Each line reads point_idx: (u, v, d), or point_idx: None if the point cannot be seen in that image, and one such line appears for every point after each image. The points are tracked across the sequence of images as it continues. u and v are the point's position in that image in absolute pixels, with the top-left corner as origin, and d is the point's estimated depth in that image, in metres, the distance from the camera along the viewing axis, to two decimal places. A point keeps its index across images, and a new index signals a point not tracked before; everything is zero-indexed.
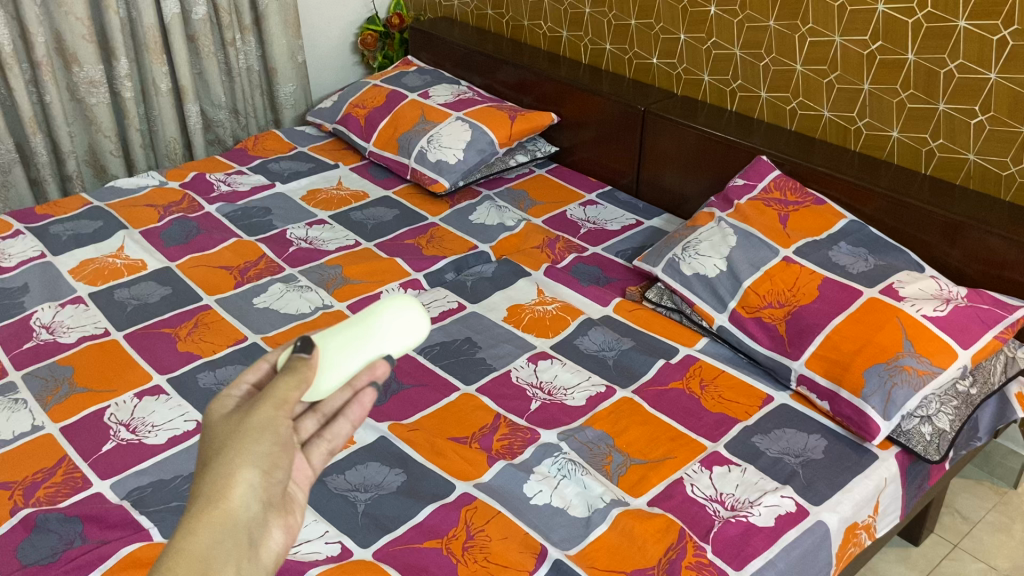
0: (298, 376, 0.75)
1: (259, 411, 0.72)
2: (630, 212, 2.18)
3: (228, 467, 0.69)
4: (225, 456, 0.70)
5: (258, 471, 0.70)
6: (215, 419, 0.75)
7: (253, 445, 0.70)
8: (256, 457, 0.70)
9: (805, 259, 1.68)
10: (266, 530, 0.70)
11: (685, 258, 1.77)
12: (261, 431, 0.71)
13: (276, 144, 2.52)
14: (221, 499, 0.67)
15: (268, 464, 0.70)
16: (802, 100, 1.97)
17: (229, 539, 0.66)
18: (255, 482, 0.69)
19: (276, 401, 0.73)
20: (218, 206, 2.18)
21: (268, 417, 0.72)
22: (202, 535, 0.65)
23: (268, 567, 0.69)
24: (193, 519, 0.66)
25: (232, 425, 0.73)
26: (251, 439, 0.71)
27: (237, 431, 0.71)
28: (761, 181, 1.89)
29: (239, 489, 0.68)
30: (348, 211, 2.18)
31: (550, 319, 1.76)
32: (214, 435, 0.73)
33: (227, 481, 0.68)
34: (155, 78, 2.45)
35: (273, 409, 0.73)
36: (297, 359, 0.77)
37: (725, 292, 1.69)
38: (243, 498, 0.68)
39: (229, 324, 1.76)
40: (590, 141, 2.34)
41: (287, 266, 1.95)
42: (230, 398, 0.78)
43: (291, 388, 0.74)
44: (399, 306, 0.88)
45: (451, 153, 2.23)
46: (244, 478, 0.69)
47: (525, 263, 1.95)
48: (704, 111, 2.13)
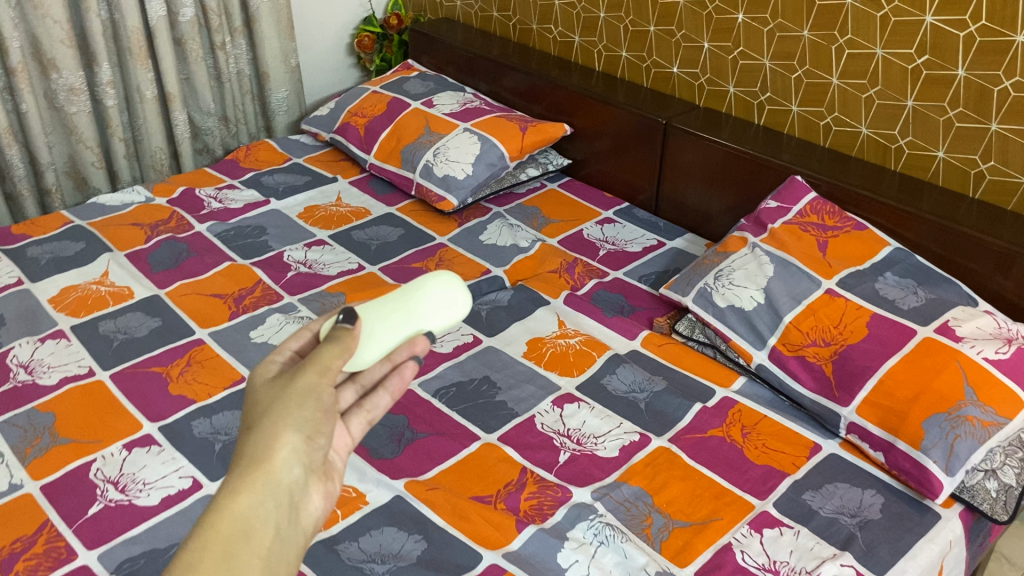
0: (340, 345, 0.80)
1: (303, 378, 0.77)
2: (651, 232, 2.05)
3: (271, 431, 0.73)
4: (268, 420, 0.74)
5: (301, 436, 0.74)
6: (259, 384, 0.80)
7: (296, 411, 0.75)
8: (298, 422, 0.74)
9: (851, 292, 1.56)
10: (307, 494, 0.74)
11: (718, 287, 1.65)
12: (303, 398, 0.76)
13: (269, 155, 2.37)
14: (265, 460, 0.71)
15: (310, 431, 0.75)
16: (838, 115, 1.84)
17: (271, 499, 0.70)
18: (297, 446, 0.73)
19: (319, 369, 0.77)
20: (209, 225, 2.04)
21: (310, 384, 0.77)
22: (245, 495, 0.69)
23: (309, 528, 0.73)
24: (237, 479, 0.70)
25: (276, 391, 0.77)
26: (294, 405, 0.75)
27: (281, 397, 0.76)
28: (796, 204, 1.76)
29: (281, 452, 0.72)
30: (349, 230, 2.04)
31: (573, 354, 1.63)
32: (258, 401, 0.77)
33: (270, 444, 0.72)
34: (140, 85, 2.29)
35: (316, 377, 0.77)
36: (341, 329, 0.83)
37: (764, 328, 1.57)
38: (285, 462, 0.72)
39: (225, 362, 1.61)
40: (606, 153, 2.20)
41: (286, 294, 1.81)
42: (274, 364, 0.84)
43: (334, 356, 0.79)
44: (443, 285, 0.98)
45: (459, 167, 2.09)
46: (287, 441, 0.73)
47: (543, 289, 1.82)
48: (730, 125, 2.00)
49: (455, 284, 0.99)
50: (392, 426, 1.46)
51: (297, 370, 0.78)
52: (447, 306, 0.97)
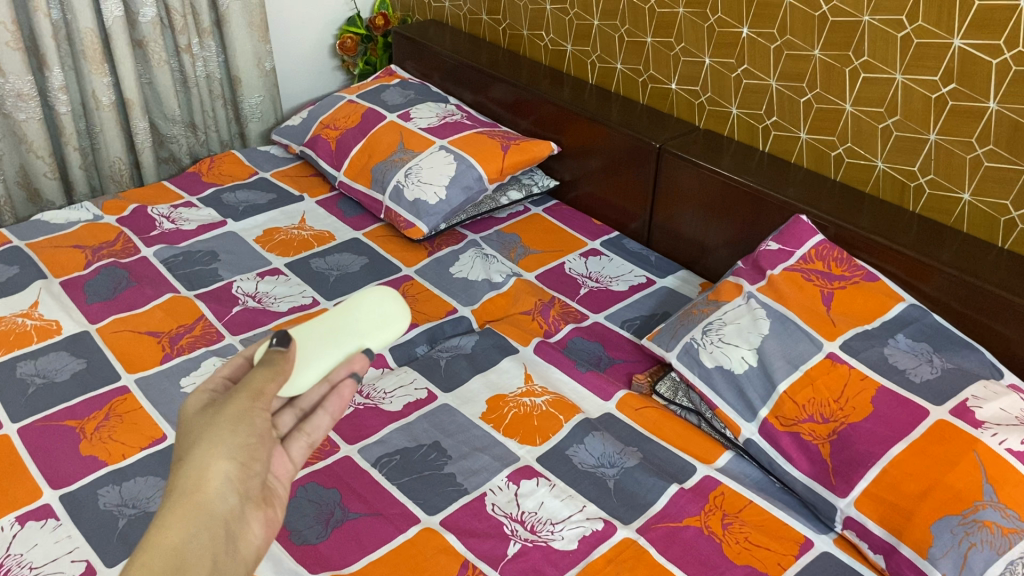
0: (274, 368, 0.77)
1: (235, 404, 0.75)
2: (641, 267, 1.85)
3: (202, 461, 0.71)
4: (199, 448, 0.72)
5: (234, 464, 0.72)
6: (190, 414, 0.77)
7: (228, 438, 0.73)
8: (231, 450, 0.73)
9: (856, 359, 1.36)
10: (244, 524, 0.72)
11: (706, 344, 1.46)
12: (236, 423, 0.74)
13: (235, 168, 2.19)
14: (196, 493, 0.70)
15: (245, 458, 0.73)
16: (850, 146, 1.63)
17: (205, 532, 0.69)
18: (230, 474, 0.71)
19: (252, 392, 0.76)
20: (157, 248, 1.87)
21: (243, 408, 0.75)
22: (176, 528, 0.67)
23: (247, 558, 0.72)
24: (167, 514, 0.68)
25: (206, 419, 0.75)
26: (225, 432, 0.73)
27: (211, 424, 0.74)
28: (799, 248, 1.56)
29: (215, 481, 0.71)
30: (308, 258, 1.86)
31: (538, 416, 1.44)
32: (189, 431, 0.75)
33: (202, 473, 0.70)
34: (96, 90, 2.12)
35: (249, 402, 0.75)
36: (275, 353, 0.79)
37: (755, 396, 1.38)
38: (219, 493, 0.70)
39: (148, 416, 1.44)
40: (596, 175, 2.01)
41: (227, 333, 1.64)
42: (206, 393, 0.80)
43: (268, 380, 0.77)
44: (381, 297, 0.92)
45: (431, 190, 1.90)
46: (219, 469, 0.71)
47: (512, 335, 1.63)
48: (731, 152, 1.80)
49: (393, 294, 0.93)
50: (322, 502, 1.28)
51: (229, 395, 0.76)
52: (387, 319, 0.91)
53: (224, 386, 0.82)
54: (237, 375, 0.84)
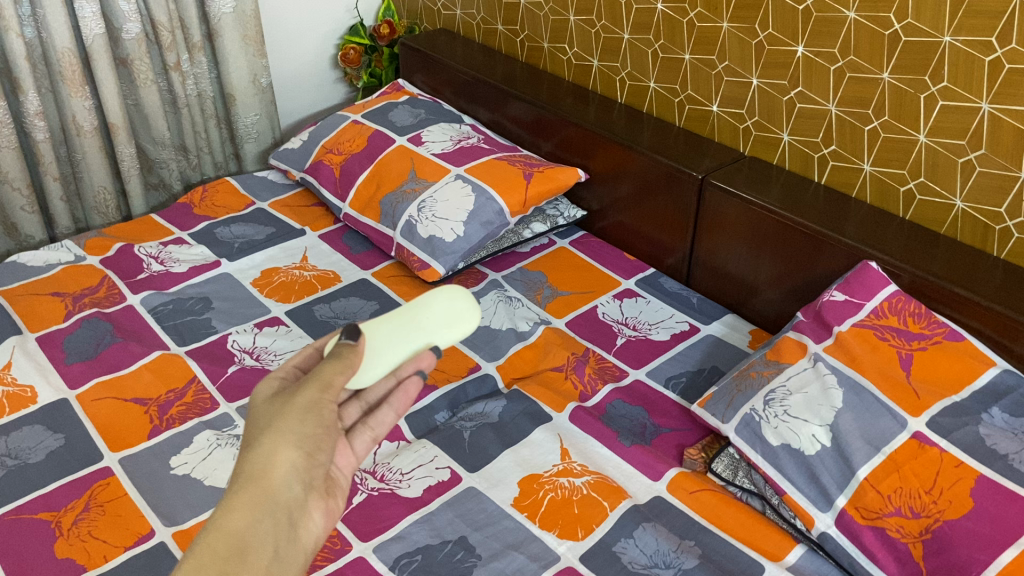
0: (342, 360, 0.89)
1: (304, 394, 0.85)
2: (682, 311, 1.67)
3: (271, 448, 0.81)
4: (268, 435, 0.82)
5: (300, 454, 0.83)
6: (260, 400, 0.88)
7: (296, 426, 0.83)
8: (298, 439, 0.83)
9: (948, 441, 1.18)
10: (304, 510, 0.82)
11: (770, 417, 1.27)
12: (304, 414, 0.84)
13: (229, 197, 2.01)
14: (263, 478, 0.80)
15: (310, 448, 0.84)
16: (923, 181, 1.44)
17: (268, 517, 0.79)
18: (296, 462, 0.82)
19: (321, 385, 0.86)
20: (144, 295, 1.69)
21: (311, 400, 0.85)
22: (242, 513, 0.77)
23: (306, 543, 0.81)
24: (235, 497, 0.78)
25: (276, 407, 0.85)
26: (294, 421, 0.84)
27: (281, 414, 0.84)
28: (870, 300, 1.37)
29: (281, 469, 0.81)
30: (311, 304, 1.68)
31: (578, 503, 1.26)
32: (259, 417, 0.85)
33: (271, 461, 0.80)
34: (76, 115, 1.93)
35: (317, 394, 0.86)
36: (345, 346, 0.91)
37: (830, 483, 1.20)
38: (284, 481, 0.81)
39: (134, 506, 1.26)
40: (627, 205, 1.82)
41: (222, 399, 1.46)
42: (275, 380, 0.91)
43: (336, 373, 0.87)
44: (450, 302, 1.04)
45: (447, 227, 1.71)
46: (286, 457, 0.81)
47: (542, 397, 1.45)
48: (782, 184, 1.61)
49: (464, 296, 1.06)
50: None
51: (300, 386, 0.87)
52: (455, 318, 1.04)
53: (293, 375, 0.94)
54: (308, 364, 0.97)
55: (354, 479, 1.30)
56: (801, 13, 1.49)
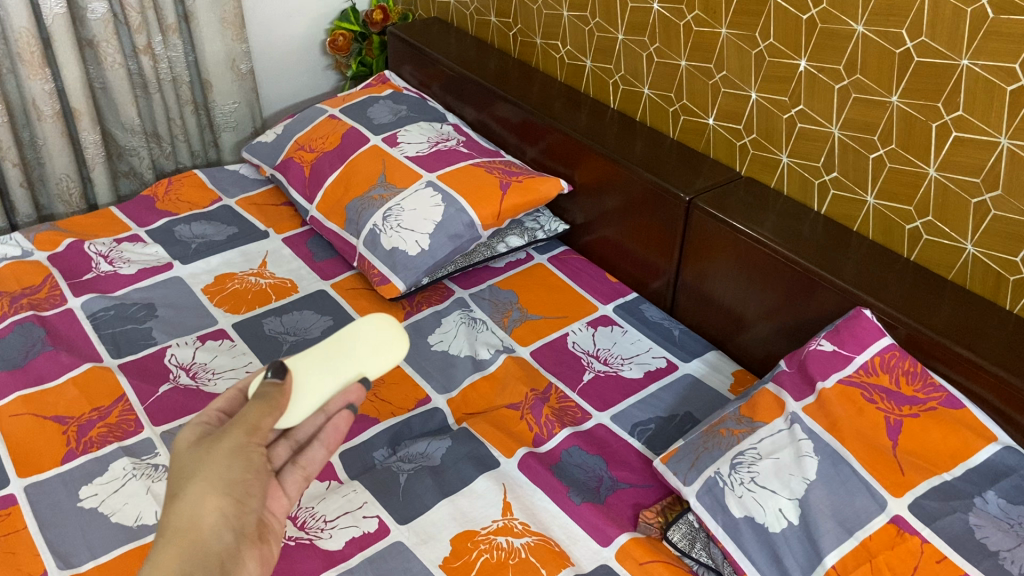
0: (270, 403, 0.86)
1: (231, 439, 0.83)
2: (660, 344, 1.53)
3: (199, 498, 0.80)
4: (193, 485, 0.81)
5: (231, 500, 0.82)
6: (183, 446, 0.86)
7: (224, 473, 0.82)
8: (226, 486, 0.82)
9: (930, 530, 1.03)
10: (237, 557, 0.82)
11: (735, 485, 1.13)
12: (230, 459, 0.83)
13: (195, 193, 1.90)
14: (192, 530, 0.79)
15: (240, 494, 0.83)
16: (931, 219, 1.28)
17: (201, 567, 0.78)
18: (225, 510, 0.81)
19: (247, 429, 0.84)
20: (87, 298, 1.58)
21: (237, 445, 0.83)
22: (172, 566, 0.77)
23: None
24: (164, 551, 0.77)
25: (201, 452, 0.83)
26: (220, 468, 0.82)
27: (207, 459, 0.82)
28: (859, 354, 1.22)
29: (210, 518, 0.80)
30: (261, 317, 1.56)
31: (513, 568, 1.13)
32: (183, 464, 0.83)
33: (199, 510, 0.80)
34: (35, 98, 1.82)
35: (244, 437, 0.84)
36: (271, 385, 0.87)
37: (794, 567, 1.05)
38: (214, 531, 0.80)
39: (30, 542, 1.15)
40: (612, 223, 1.68)
41: (148, 422, 1.34)
42: (199, 427, 0.89)
43: (263, 415, 0.85)
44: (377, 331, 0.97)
45: (412, 239, 1.58)
46: (215, 506, 0.80)
47: (492, 439, 1.32)
48: (777, 211, 1.45)
49: (391, 322, 0.99)
50: None
51: (225, 429, 0.85)
52: (384, 346, 0.96)
53: (217, 420, 0.91)
54: (234, 407, 0.94)
55: None
56: (804, 23, 1.33)
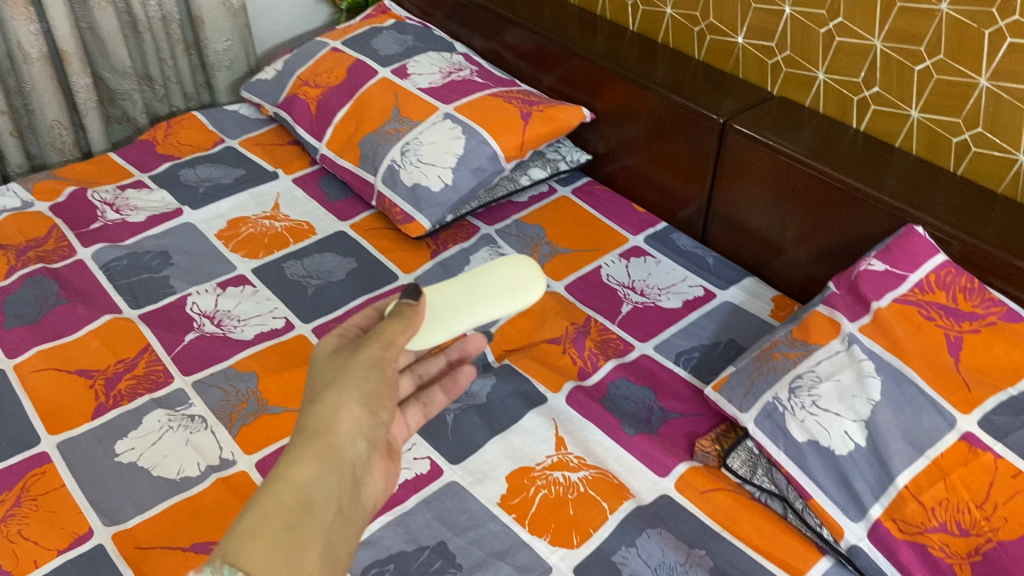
0: (405, 319, 0.76)
1: (368, 350, 0.74)
2: (696, 273, 1.50)
3: (336, 402, 0.71)
4: (332, 390, 0.72)
5: (366, 411, 0.72)
6: (319, 357, 0.77)
7: (360, 382, 0.73)
8: (363, 395, 0.72)
9: (1003, 445, 1.01)
10: (368, 471, 0.72)
11: (795, 409, 1.11)
12: (368, 370, 0.73)
13: (196, 135, 1.82)
14: (327, 433, 0.69)
15: (375, 406, 0.73)
16: (980, 131, 1.25)
17: (333, 474, 0.68)
18: (361, 419, 0.71)
19: (384, 342, 0.74)
20: (97, 248, 1.51)
21: (375, 357, 0.74)
22: (307, 467, 0.67)
23: (370, 507, 0.71)
24: (297, 452, 0.67)
25: (338, 362, 0.75)
26: (357, 378, 0.73)
27: (346, 367, 0.73)
28: (912, 271, 1.19)
29: (346, 425, 0.70)
30: (282, 260, 1.51)
31: (574, 503, 1.10)
32: (319, 373, 0.74)
33: (334, 415, 0.70)
34: (21, 40, 1.72)
35: (381, 351, 0.74)
36: (405, 306, 0.77)
37: (864, 489, 1.04)
38: (349, 438, 0.70)
39: (71, 500, 1.11)
40: (636, 150, 1.63)
41: (177, 372, 1.29)
42: (334, 338, 0.79)
43: (399, 331, 0.75)
44: (514, 271, 0.88)
45: (434, 173, 1.52)
46: (351, 414, 0.71)
47: (537, 375, 1.29)
48: (815, 130, 1.41)
49: (529, 264, 0.90)
50: None
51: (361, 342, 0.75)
52: (520, 285, 0.87)
53: (353, 334, 0.81)
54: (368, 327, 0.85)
55: None
56: None
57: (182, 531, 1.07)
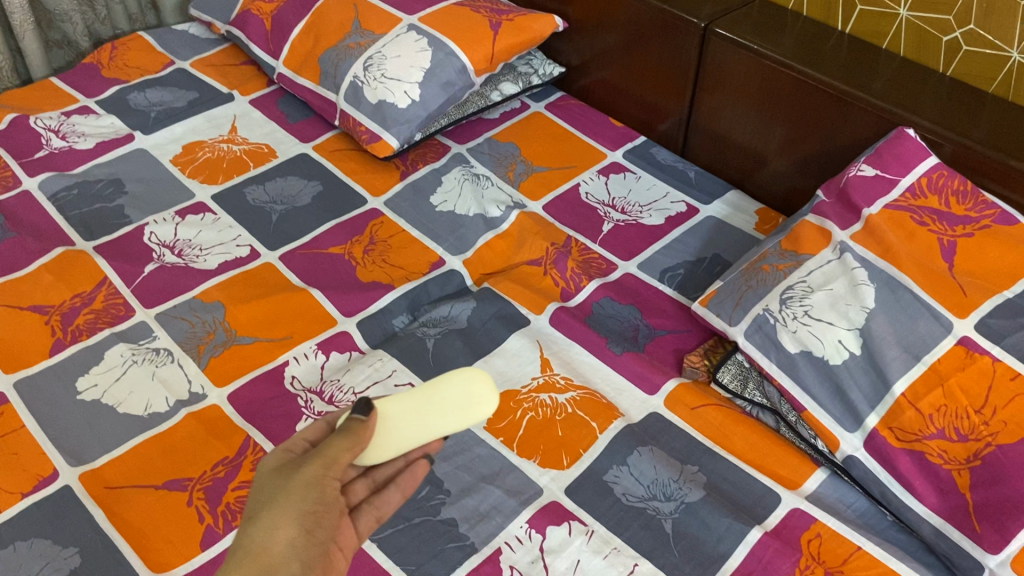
0: (351, 437, 0.72)
1: (307, 470, 0.72)
2: (677, 188, 1.45)
3: (270, 523, 0.71)
4: (268, 510, 0.72)
5: (302, 530, 0.72)
6: (267, 467, 0.77)
7: (296, 503, 0.72)
8: (299, 515, 0.72)
9: (1001, 348, 0.99)
10: None
11: (787, 320, 1.07)
12: (305, 490, 0.72)
13: (143, 57, 1.71)
14: (261, 554, 0.71)
15: (311, 524, 0.73)
16: (972, 28, 1.20)
17: None
18: (296, 540, 0.72)
19: (324, 462, 0.72)
20: (44, 178, 1.42)
21: (313, 477, 0.72)
22: None
23: None
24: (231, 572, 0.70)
25: (281, 476, 0.74)
26: (294, 499, 0.72)
27: (284, 486, 0.72)
28: (903, 176, 1.15)
29: (279, 548, 0.71)
30: (244, 185, 1.43)
31: (562, 424, 1.07)
32: (264, 485, 0.74)
33: (269, 534, 0.71)
34: None
35: (320, 471, 0.72)
36: (354, 422, 0.73)
37: (859, 398, 1.01)
38: (282, 561, 0.71)
39: (32, 441, 1.04)
40: (611, 61, 1.56)
41: (138, 305, 1.22)
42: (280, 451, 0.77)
43: (343, 449, 0.72)
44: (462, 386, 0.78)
45: (400, 89, 1.44)
46: (284, 536, 0.72)
47: (518, 296, 1.24)
48: (798, 33, 1.35)
49: (480, 375, 0.79)
50: None
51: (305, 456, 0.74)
52: (471, 401, 0.78)
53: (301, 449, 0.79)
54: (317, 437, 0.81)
55: (298, 403, 1.09)
56: None
57: (153, 469, 1.01)
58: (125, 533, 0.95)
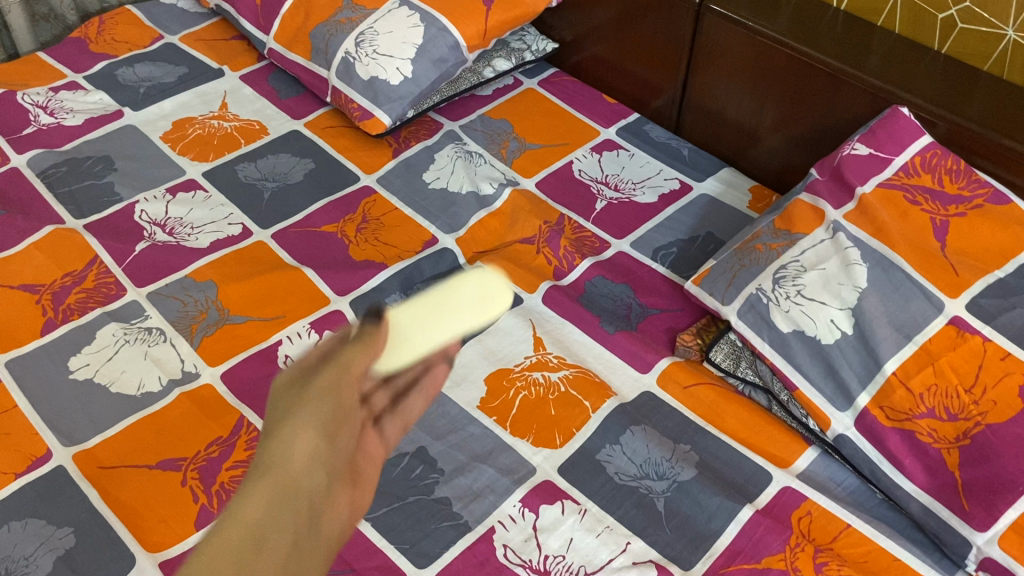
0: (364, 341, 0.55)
1: (320, 379, 0.54)
2: (671, 165, 1.44)
3: (284, 435, 0.52)
4: (280, 425, 0.53)
5: (321, 436, 0.53)
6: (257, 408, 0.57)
7: (311, 414, 0.53)
8: (317, 426, 0.53)
9: (991, 328, 0.99)
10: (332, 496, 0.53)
11: (780, 300, 1.07)
12: (319, 399, 0.53)
13: (131, 31, 1.69)
14: (273, 468, 0.51)
15: (334, 429, 0.54)
16: (968, 5, 1.19)
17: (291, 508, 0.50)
18: (317, 452, 0.52)
19: (337, 368, 0.54)
20: (32, 154, 1.41)
21: (330, 384, 0.54)
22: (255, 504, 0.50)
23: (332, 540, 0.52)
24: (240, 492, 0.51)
25: (289, 395, 0.54)
26: (311, 409, 0.53)
27: (294, 402, 0.53)
28: (897, 154, 1.15)
29: (297, 457, 0.51)
30: (235, 162, 1.42)
31: (555, 403, 1.07)
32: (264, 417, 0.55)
33: (287, 448, 0.52)
34: None
35: (336, 375, 0.54)
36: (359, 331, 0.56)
37: (850, 377, 1.02)
38: (301, 469, 0.51)
39: (25, 421, 1.04)
40: (605, 37, 1.55)
41: (130, 283, 1.22)
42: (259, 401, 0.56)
43: (357, 353, 0.55)
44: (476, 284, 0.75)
45: (392, 66, 1.43)
46: (302, 445, 0.52)
47: (511, 274, 1.24)
48: (794, 9, 1.34)
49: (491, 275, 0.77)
50: None
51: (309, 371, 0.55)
52: (486, 296, 0.75)
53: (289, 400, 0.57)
54: None
55: None
56: None
57: (147, 449, 1.02)
58: (119, 512, 0.95)
